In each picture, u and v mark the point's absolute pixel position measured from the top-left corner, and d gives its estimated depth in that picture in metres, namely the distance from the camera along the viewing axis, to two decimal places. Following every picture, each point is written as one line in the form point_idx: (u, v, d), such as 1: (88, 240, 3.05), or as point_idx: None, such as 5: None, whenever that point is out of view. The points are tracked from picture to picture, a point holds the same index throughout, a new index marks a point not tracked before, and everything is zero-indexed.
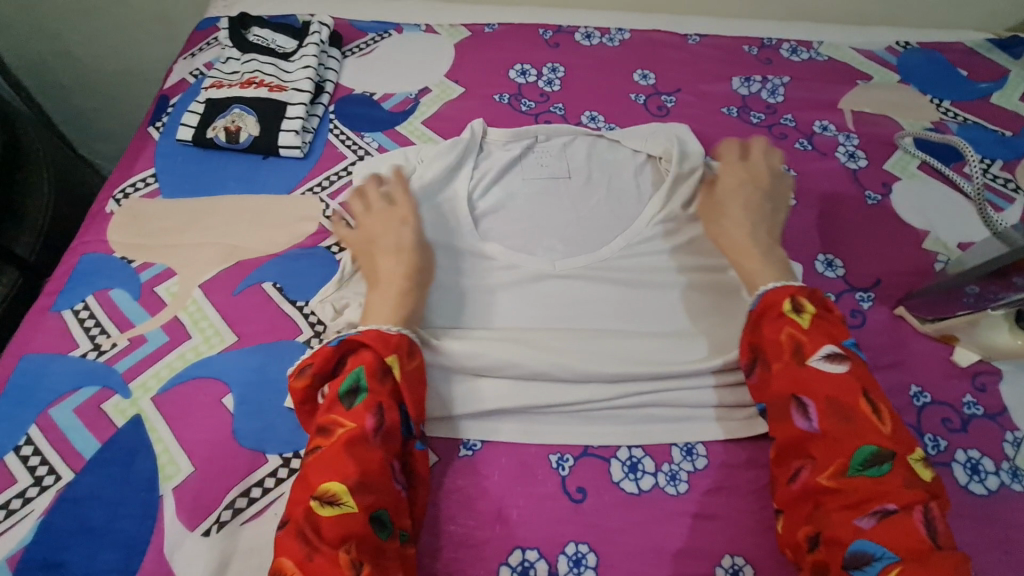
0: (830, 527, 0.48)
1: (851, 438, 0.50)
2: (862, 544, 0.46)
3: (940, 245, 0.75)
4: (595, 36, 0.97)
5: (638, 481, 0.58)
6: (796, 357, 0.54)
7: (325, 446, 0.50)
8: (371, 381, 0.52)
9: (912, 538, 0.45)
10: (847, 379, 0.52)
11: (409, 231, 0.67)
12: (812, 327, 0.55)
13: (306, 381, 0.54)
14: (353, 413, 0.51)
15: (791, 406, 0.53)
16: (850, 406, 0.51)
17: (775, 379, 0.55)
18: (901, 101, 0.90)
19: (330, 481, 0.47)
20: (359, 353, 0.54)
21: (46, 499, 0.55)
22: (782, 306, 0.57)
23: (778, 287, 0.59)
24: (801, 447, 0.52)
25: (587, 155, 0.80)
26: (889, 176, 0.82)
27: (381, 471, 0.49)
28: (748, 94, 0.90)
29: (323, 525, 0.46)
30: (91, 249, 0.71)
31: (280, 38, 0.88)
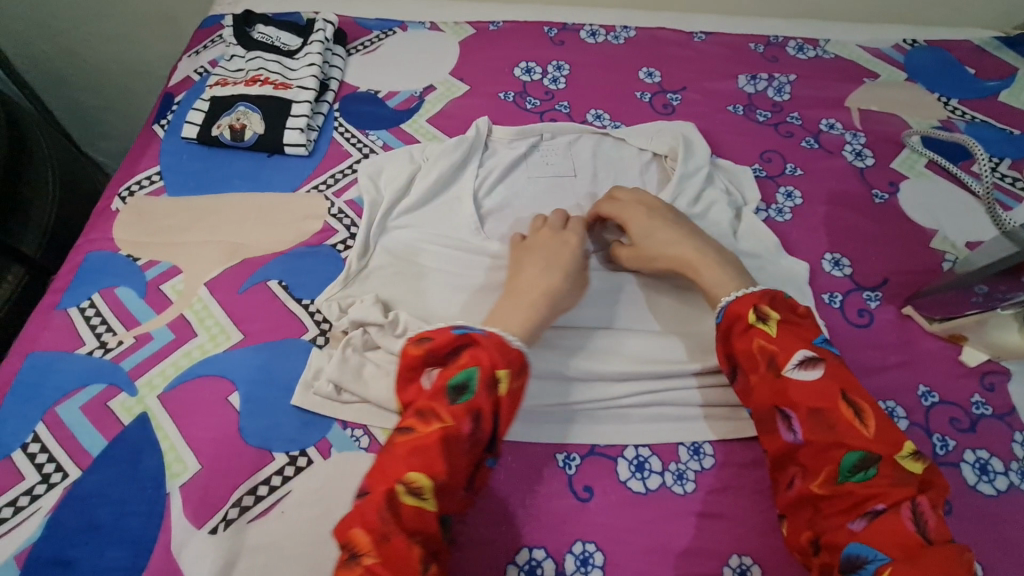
0: (827, 534, 0.47)
1: (835, 444, 0.49)
2: (855, 548, 0.45)
3: (948, 244, 0.75)
4: (600, 34, 0.96)
5: (645, 480, 0.58)
6: (771, 368, 0.53)
7: (419, 434, 0.48)
8: (482, 386, 0.50)
9: (904, 538, 0.44)
10: (825, 384, 0.51)
11: (571, 250, 0.65)
12: (781, 335, 0.54)
13: (418, 352, 0.53)
14: (455, 411, 0.48)
15: (773, 417, 0.53)
16: (830, 412, 0.50)
17: (754, 392, 0.54)
18: (908, 99, 0.90)
19: (416, 472, 0.46)
20: (477, 350, 0.51)
21: (53, 497, 0.55)
22: (748, 316, 0.55)
23: (742, 295, 0.57)
24: (788, 455, 0.51)
25: (592, 154, 0.80)
26: (897, 175, 0.81)
27: (464, 478, 0.48)
28: (754, 92, 0.90)
29: (401, 512, 0.45)
30: (96, 247, 0.71)
31: (284, 36, 0.87)
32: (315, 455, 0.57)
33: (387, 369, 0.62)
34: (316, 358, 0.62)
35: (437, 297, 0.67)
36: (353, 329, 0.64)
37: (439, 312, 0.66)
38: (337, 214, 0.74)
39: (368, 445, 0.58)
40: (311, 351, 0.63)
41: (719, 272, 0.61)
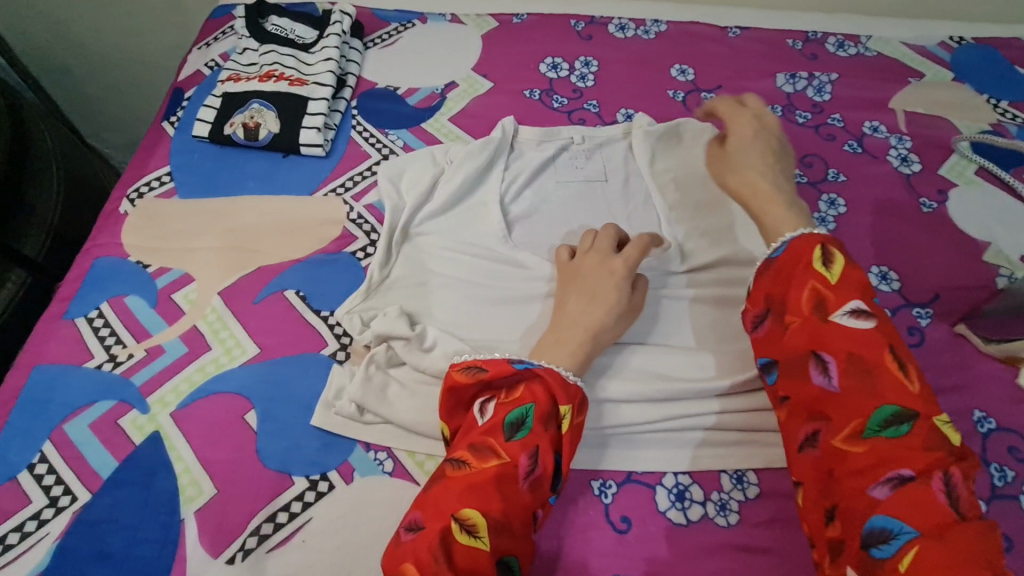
0: (846, 500, 0.44)
1: (871, 398, 0.45)
2: (879, 516, 0.42)
3: (1002, 258, 0.71)
4: (629, 28, 0.91)
5: (685, 511, 0.55)
6: (819, 312, 0.49)
7: (473, 468, 0.49)
8: (538, 424, 0.51)
9: (934, 509, 0.40)
10: (875, 336, 0.47)
11: (615, 285, 0.60)
12: (841, 281, 0.49)
13: (466, 380, 0.54)
14: (512, 447, 0.50)
15: (808, 364, 0.48)
16: (874, 366, 0.46)
17: (789, 334, 0.50)
18: (956, 101, 0.85)
19: (472, 509, 0.47)
20: (534, 385, 0.53)
21: (62, 522, 0.52)
22: (807, 257, 0.51)
23: (806, 235, 0.53)
24: (817, 409, 0.47)
25: (623, 158, 0.76)
26: (945, 182, 0.77)
27: (521, 519, 0.48)
28: (794, 92, 0.85)
29: (454, 549, 0.45)
30: (104, 252, 0.68)
31: (299, 28, 0.83)
32: (337, 479, 0.54)
33: (412, 389, 0.58)
34: (338, 376, 0.59)
35: (463, 310, 0.64)
36: (376, 343, 0.60)
37: (468, 327, 0.63)
38: (356, 219, 0.70)
39: (393, 469, 0.55)
40: (331, 367, 0.60)
41: (775, 207, 0.58)
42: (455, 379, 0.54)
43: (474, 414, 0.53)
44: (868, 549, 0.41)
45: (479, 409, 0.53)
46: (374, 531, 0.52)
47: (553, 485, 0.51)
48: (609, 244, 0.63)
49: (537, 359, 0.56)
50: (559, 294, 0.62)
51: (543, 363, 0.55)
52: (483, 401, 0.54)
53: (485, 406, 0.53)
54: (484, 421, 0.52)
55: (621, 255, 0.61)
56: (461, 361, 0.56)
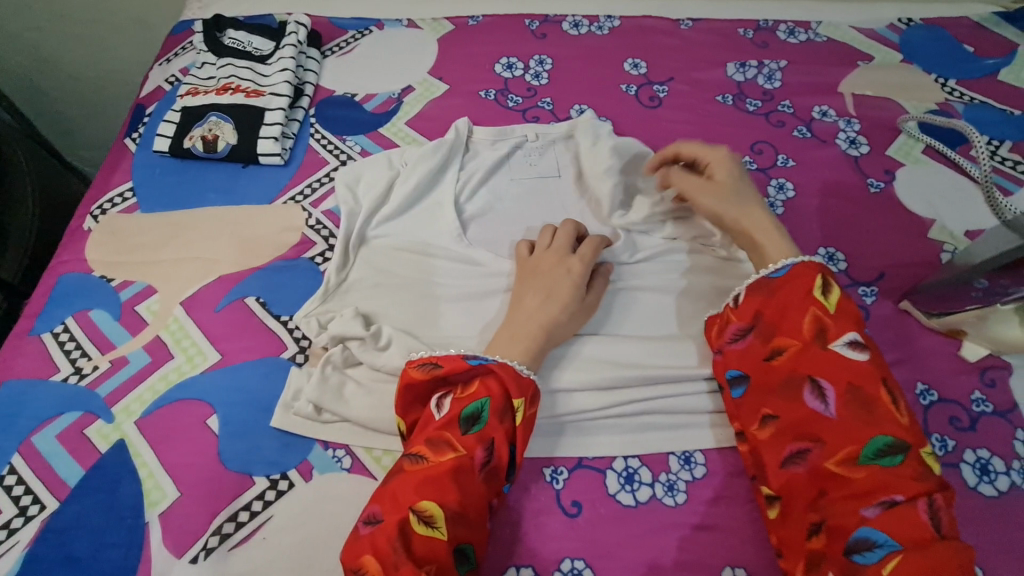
0: (834, 515, 0.46)
1: (867, 425, 0.48)
2: (866, 531, 0.45)
3: (946, 234, 0.72)
4: (583, 25, 0.93)
5: (634, 493, 0.56)
6: (819, 340, 0.52)
7: (430, 462, 0.51)
8: (494, 417, 0.52)
9: (918, 529, 0.43)
10: (869, 368, 0.50)
11: (572, 282, 0.62)
12: (838, 311, 0.53)
13: (422, 377, 0.55)
14: (468, 440, 0.51)
15: (804, 387, 0.51)
16: (869, 395, 0.49)
17: (785, 358, 0.53)
18: (904, 82, 0.86)
19: (428, 500, 0.48)
20: (489, 380, 0.54)
21: (31, 530, 0.54)
22: (810, 284, 0.54)
23: (805, 262, 0.56)
24: (808, 430, 0.50)
25: (574, 154, 0.77)
26: (893, 163, 0.79)
27: (477, 508, 0.50)
28: (744, 81, 0.87)
29: (413, 539, 0.47)
30: (69, 268, 0.69)
31: (256, 40, 0.85)
32: (296, 477, 0.56)
33: (368, 387, 0.60)
34: (296, 378, 0.60)
35: (421, 310, 0.65)
36: (333, 345, 0.62)
37: (426, 326, 0.64)
38: (315, 225, 0.72)
39: (350, 465, 0.57)
40: (290, 370, 0.62)
41: (779, 242, 0.60)
42: (412, 376, 0.55)
43: (434, 412, 0.54)
44: (852, 556, 0.44)
45: (437, 404, 0.54)
46: (332, 526, 0.54)
47: (508, 475, 0.53)
48: (566, 243, 0.65)
49: (491, 354, 0.57)
50: (517, 290, 0.63)
51: (497, 358, 0.56)
52: (440, 396, 0.55)
53: (444, 404, 0.54)
54: (441, 416, 0.53)
55: (577, 254, 0.64)
56: (418, 359, 0.56)
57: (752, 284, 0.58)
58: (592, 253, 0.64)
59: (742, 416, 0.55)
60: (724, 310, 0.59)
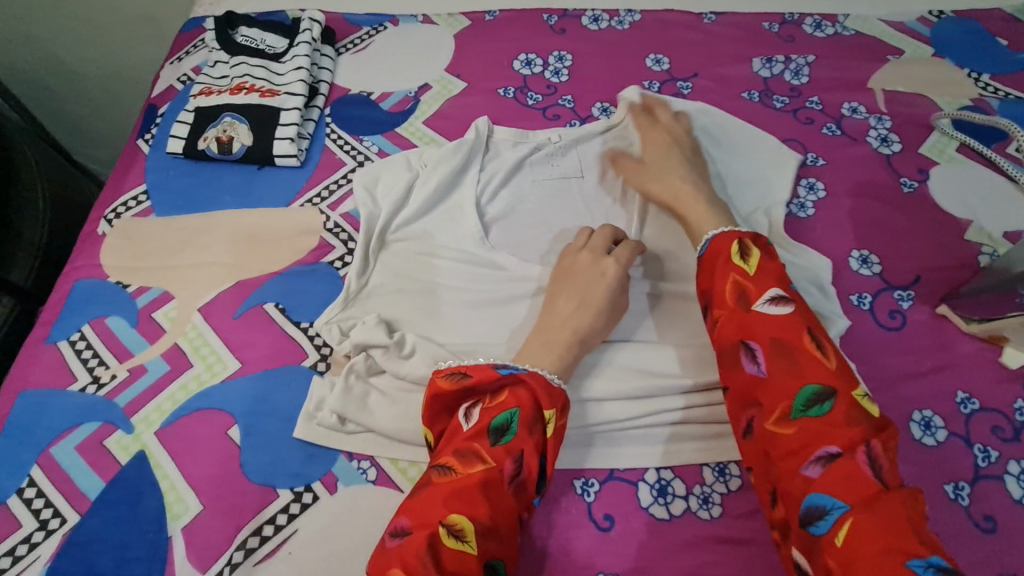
0: (783, 481, 0.46)
1: (795, 379, 0.47)
2: (815, 496, 0.43)
3: (984, 235, 0.70)
4: (603, 20, 0.90)
5: (668, 505, 0.55)
6: (741, 302, 0.51)
7: (460, 474, 0.48)
8: (524, 428, 0.50)
9: (860, 481, 0.42)
10: (793, 321, 0.49)
11: (607, 286, 0.60)
12: (757, 271, 0.52)
13: (445, 385, 0.53)
14: (497, 452, 0.49)
15: (737, 353, 0.50)
16: (795, 348, 0.48)
17: (721, 326, 0.52)
18: (936, 77, 0.84)
19: (459, 515, 0.46)
20: (519, 390, 0.52)
21: (52, 544, 0.53)
22: (728, 251, 0.55)
23: (726, 232, 0.57)
24: (750, 396, 0.49)
25: (598, 152, 0.75)
26: (926, 161, 0.76)
27: (508, 523, 0.48)
28: (770, 76, 0.84)
29: (444, 556, 0.44)
30: (84, 274, 0.68)
31: (269, 38, 0.82)
32: (321, 489, 0.55)
33: (392, 396, 0.59)
34: (318, 387, 0.59)
35: (441, 317, 0.63)
36: (355, 353, 0.60)
37: (449, 332, 0.63)
38: (333, 228, 0.70)
39: (376, 477, 0.56)
40: (312, 379, 0.60)
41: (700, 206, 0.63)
42: (440, 386, 0.53)
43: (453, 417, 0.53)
44: (808, 528, 0.43)
45: (465, 416, 0.53)
46: (358, 540, 0.53)
47: (538, 487, 0.51)
48: (603, 245, 0.64)
49: (521, 363, 0.55)
50: (549, 294, 0.61)
51: (527, 367, 0.54)
52: (468, 406, 0.53)
53: (470, 413, 0.53)
54: (469, 427, 0.51)
55: (612, 256, 0.62)
56: (445, 368, 0.55)
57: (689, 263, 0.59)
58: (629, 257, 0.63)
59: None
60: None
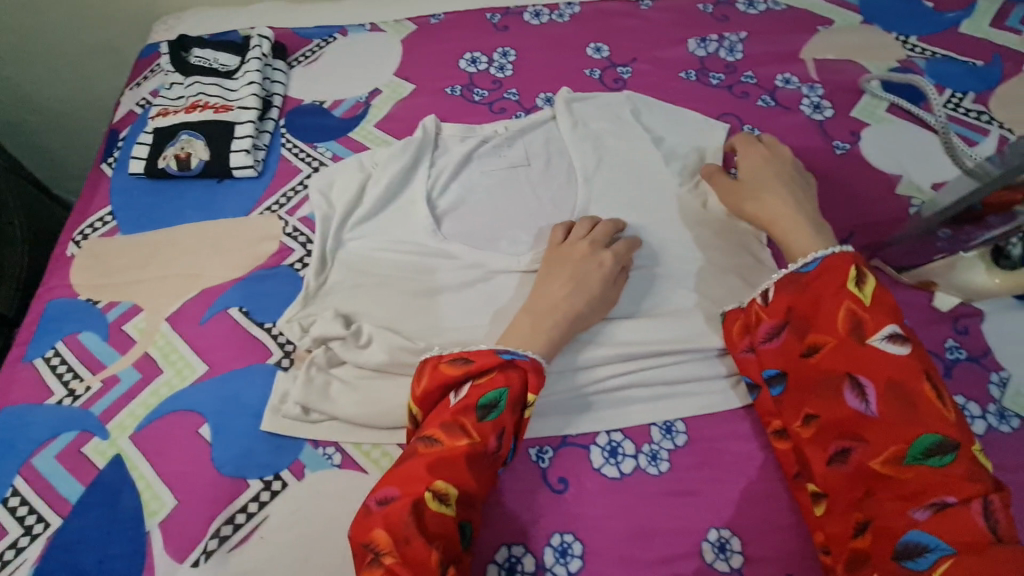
0: (882, 516, 0.46)
1: (913, 424, 0.47)
2: (917, 534, 0.44)
3: (913, 189, 0.73)
4: (544, 14, 0.94)
5: (619, 465, 0.58)
6: (855, 334, 0.51)
7: (446, 446, 0.51)
8: (510, 407, 0.53)
9: (971, 531, 0.42)
10: (911, 363, 0.49)
11: (602, 275, 0.63)
12: (874, 304, 0.51)
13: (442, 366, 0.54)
14: (483, 428, 0.52)
15: (844, 385, 0.50)
16: (913, 390, 0.48)
17: (824, 356, 0.52)
18: (866, 42, 0.87)
19: (443, 481, 0.49)
20: (510, 372, 0.54)
21: (37, 547, 0.55)
22: (845, 277, 0.53)
23: (840, 252, 0.55)
24: (849, 428, 0.49)
25: (541, 141, 0.79)
26: (858, 123, 0.79)
27: (483, 491, 0.51)
28: (706, 55, 0.88)
29: (426, 516, 0.48)
30: (56, 294, 0.71)
31: (222, 57, 0.86)
32: (289, 477, 0.58)
33: (352, 384, 0.62)
34: (282, 382, 0.62)
35: (397, 307, 0.66)
36: (316, 346, 0.64)
37: (407, 320, 0.65)
38: (292, 233, 0.73)
39: (340, 461, 0.58)
40: (276, 374, 0.63)
41: (811, 229, 0.60)
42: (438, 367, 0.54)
43: (447, 393, 0.55)
44: (904, 562, 0.44)
45: (454, 390, 0.55)
46: (326, 521, 0.56)
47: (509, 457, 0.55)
48: (603, 236, 0.66)
49: (523, 349, 0.57)
50: (543, 276, 0.64)
51: (524, 352, 0.57)
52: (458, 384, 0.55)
53: (460, 389, 0.55)
54: (457, 402, 0.54)
55: (611, 249, 0.65)
56: (447, 354, 0.56)
57: (783, 279, 0.57)
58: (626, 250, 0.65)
59: (782, 413, 0.54)
60: (756, 306, 0.58)
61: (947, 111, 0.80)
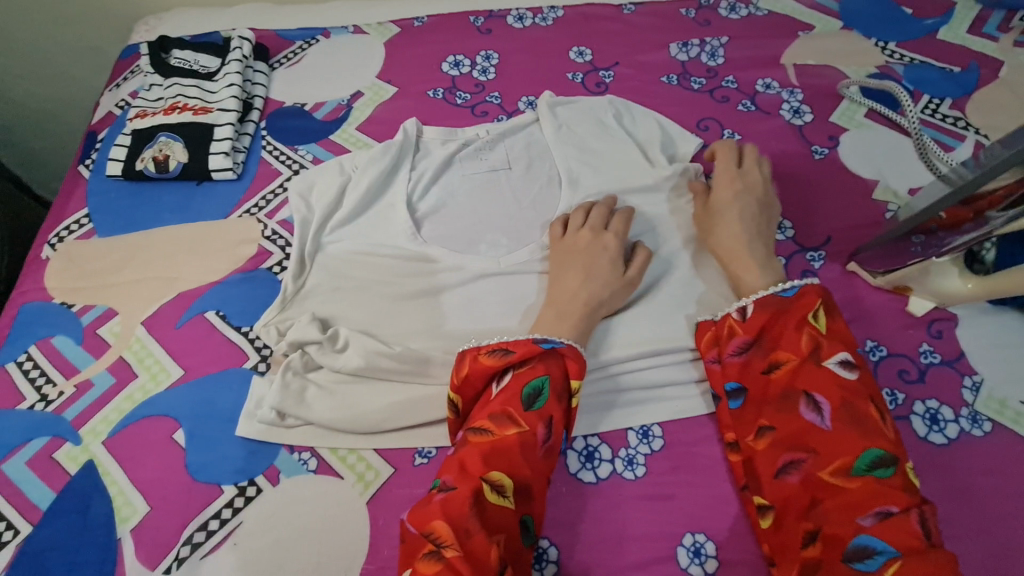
0: (830, 524, 0.47)
1: (861, 439, 0.48)
2: (863, 538, 0.45)
3: (890, 194, 0.74)
4: (527, 18, 0.94)
5: (595, 470, 0.58)
6: (813, 356, 0.52)
7: (496, 435, 0.51)
8: (554, 395, 0.53)
9: (910, 537, 0.43)
10: (860, 386, 0.50)
11: (610, 259, 0.64)
12: (831, 332, 0.53)
13: (486, 359, 0.55)
14: (530, 417, 0.51)
15: (801, 401, 0.51)
16: (862, 410, 0.49)
17: (781, 374, 0.53)
18: (845, 48, 0.88)
19: (499, 472, 0.49)
20: (550, 361, 0.55)
21: (6, 555, 0.55)
22: (807, 307, 0.55)
23: (809, 286, 0.56)
24: (803, 441, 0.50)
25: (522, 144, 0.79)
26: (836, 129, 0.80)
27: (541, 482, 0.50)
28: (688, 60, 0.88)
29: (487, 509, 0.47)
30: (30, 298, 0.70)
31: (202, 58, 0.85)
32: (264, 483, 0.57)
33: (329, 389, 0.61)
34: (258, 387, 0.61)
35: (376, 312, 0.66)
36: (293, 351, 0.63)
37: (386, 325, 0.65)
38: (271, 236, 0.73)
39: (316, 466, 0.58)
40: (252, 379, 0.63)
41: (753, 271, 0.62)
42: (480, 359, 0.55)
43: (490, 384, 0.55)
44: (853, 564, 0.44)
45: (497, 380, 0.55)
46: (302, 527, 0.55)
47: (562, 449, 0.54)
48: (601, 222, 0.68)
49: (558, 336, 0.57)
50: (558, 261, 0.66)
51: (563, 340, 0.57)
52: (501, 376, 0.55)
53: (501, 379, 0.55)
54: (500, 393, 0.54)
55: (610, 230, 0.67)
56: (485, 345, 0.56)
57: (759, 301, 0.57)
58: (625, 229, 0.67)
59: (739, 426, 0.55)
60: (728, 321, 0.58)
61: (921, 115, 0.81)
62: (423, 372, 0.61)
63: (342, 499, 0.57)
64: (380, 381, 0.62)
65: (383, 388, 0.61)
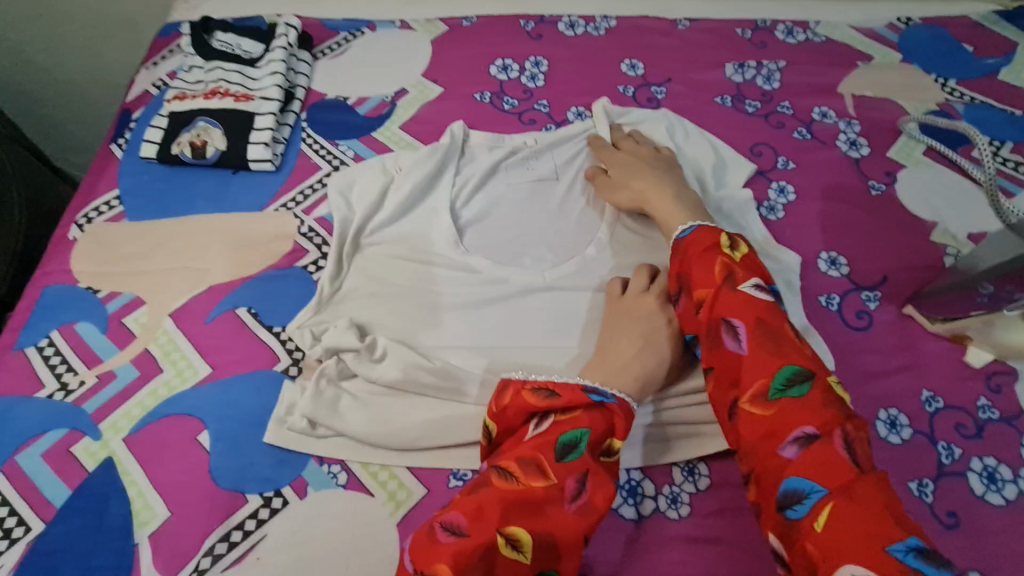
0: (762, 460, 0.45)
1: (779, 363, 0.47)
2: (792, 474, 0.43)
3: (948, 237, 0.72)
4: (579, 26, 0.91)
5: (638, 506, 0.55)
6: (728, 284, 0.52)
7: (521, 483, 0.46)
8: (593, 449, 0.48)
9: (836, 463, 0.42)
10: (773, 308, 0.50)
11: (672, 337, 0.59)
12: (744, 261, 0.53)
13: (529, 396, 0.50)
14: (562, 470, 0.46)
15: (721, 332, 0.50)
16: (778, 334, 0.49)
17: (704, 310, 0.52)
18: (905, 81, 0.86)
19: (518, 525, 0.44)
20: (595, 413, 0.50)
21: (16, 553, 0.52)
22: (715, 240, 0.55)
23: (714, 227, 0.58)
24: (731, 376, 0.49)
25: (572, 156, 0.76)
26: (894, 165, 0.78)
27: (568, 545, 0.45)
28: (743, 81, 0.86)
29: (497, 563, 0.42)
30: (54, 280, 0.67)
31: (245, 43, 0.83)
32: (291, 494, 0.55)
33: (364, 400, 0.59)
34: (290, 392, 0.59)
35: (415, 321, 0.64)
36: (327, 357, 0.61)
37: (424, 336, 0.63)
38: (307, 233, 0.70)
39: (346, 481, 0.56)
40: (284, 383, 0.60)
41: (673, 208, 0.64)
42: (525, 398, 0.50)
43: (528, 423, 0.50)
44: (785, 511, 0.43)
45: (534, 423, 0.50)
46: (329, 544, 0.52)
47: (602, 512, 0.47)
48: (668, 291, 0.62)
49: (608, 387, 0.53)
50: (608, 332, 0.59)
51: (614, 392, 0.52)
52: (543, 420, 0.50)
53: (541, 422, 0.50)
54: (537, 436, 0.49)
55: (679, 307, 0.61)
56: (530, 380, 0.52)
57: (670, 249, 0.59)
58: (670, 288, 0.62)
59: None
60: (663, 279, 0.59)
61: None
62: (462, 390, 0.59)
63: (371, 519, 0.54)
64: (415, 395, 0.59)
65: (419, 403, 0.59)
